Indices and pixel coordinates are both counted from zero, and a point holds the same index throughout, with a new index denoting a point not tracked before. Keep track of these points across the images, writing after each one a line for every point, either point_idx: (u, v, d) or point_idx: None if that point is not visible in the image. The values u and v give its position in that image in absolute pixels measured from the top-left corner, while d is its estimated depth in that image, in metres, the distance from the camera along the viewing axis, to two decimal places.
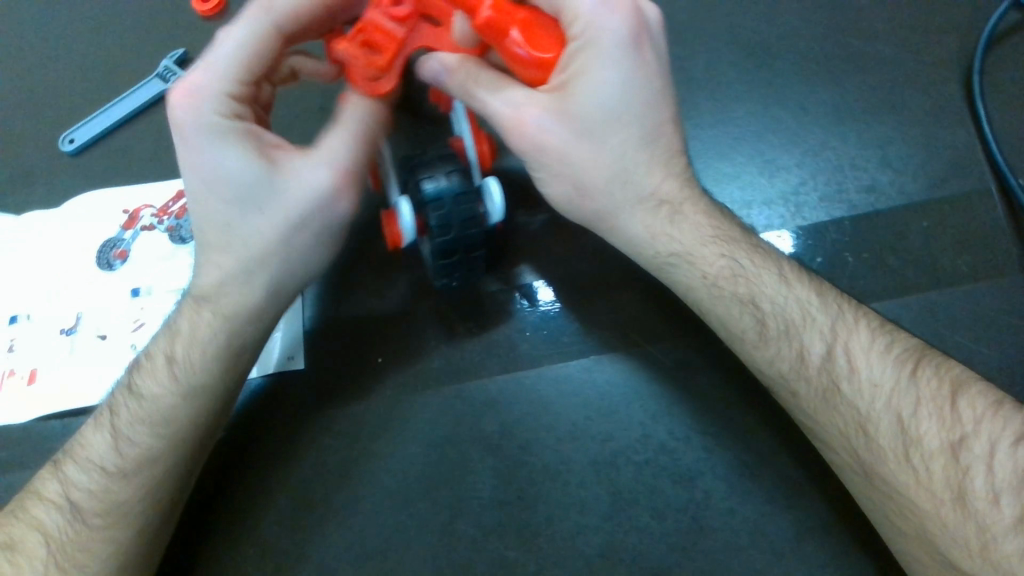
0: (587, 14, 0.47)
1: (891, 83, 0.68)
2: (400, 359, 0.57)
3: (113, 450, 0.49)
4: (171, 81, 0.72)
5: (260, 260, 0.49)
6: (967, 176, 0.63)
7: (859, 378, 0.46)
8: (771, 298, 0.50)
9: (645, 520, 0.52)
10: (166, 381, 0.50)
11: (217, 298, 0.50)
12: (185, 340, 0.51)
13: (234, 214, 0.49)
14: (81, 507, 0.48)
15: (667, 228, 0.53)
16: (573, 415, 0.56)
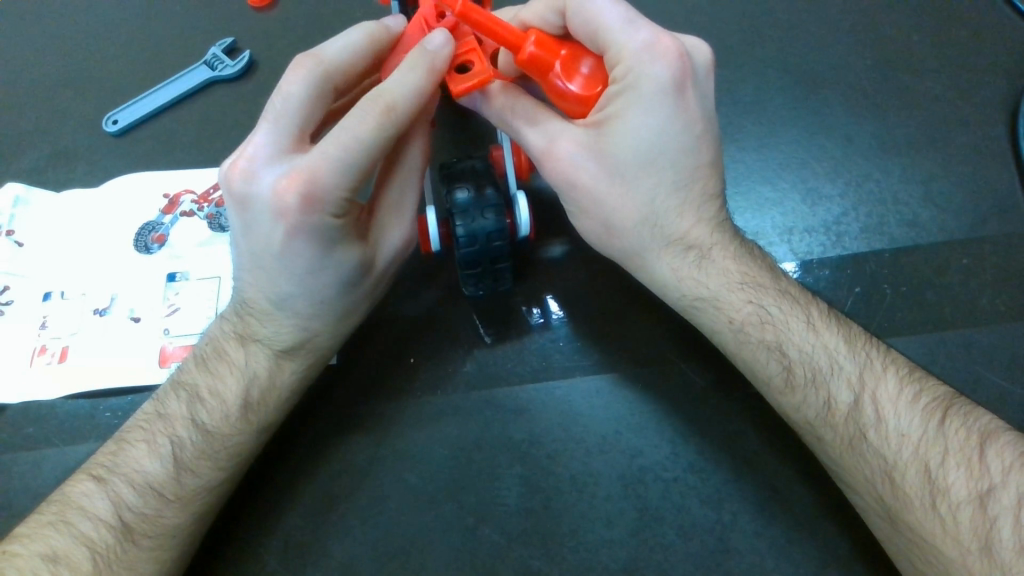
0: (629, 58, 0.47)
1: (940, 114, 0.65)
2: (431, 367, 0.58)
3: (173, 478, 0.48)
4: (218, 69, 0.74)
5: (340, 314, 0.53)
6: (1010, 214, 0.60)
7: (886, 427, 0.45)
8: (798, 346, 0.49)
9: (671, 538, 0.51)
10: (242, 425, 0.51)
11: (298, 353, 0.53)
12: (263, 391, 0.52)
13: (325, 283, 0.50)
14: (132, 527, 0.46)
15: (694, 271, 0.52)
16: (603, 427, 0.55)
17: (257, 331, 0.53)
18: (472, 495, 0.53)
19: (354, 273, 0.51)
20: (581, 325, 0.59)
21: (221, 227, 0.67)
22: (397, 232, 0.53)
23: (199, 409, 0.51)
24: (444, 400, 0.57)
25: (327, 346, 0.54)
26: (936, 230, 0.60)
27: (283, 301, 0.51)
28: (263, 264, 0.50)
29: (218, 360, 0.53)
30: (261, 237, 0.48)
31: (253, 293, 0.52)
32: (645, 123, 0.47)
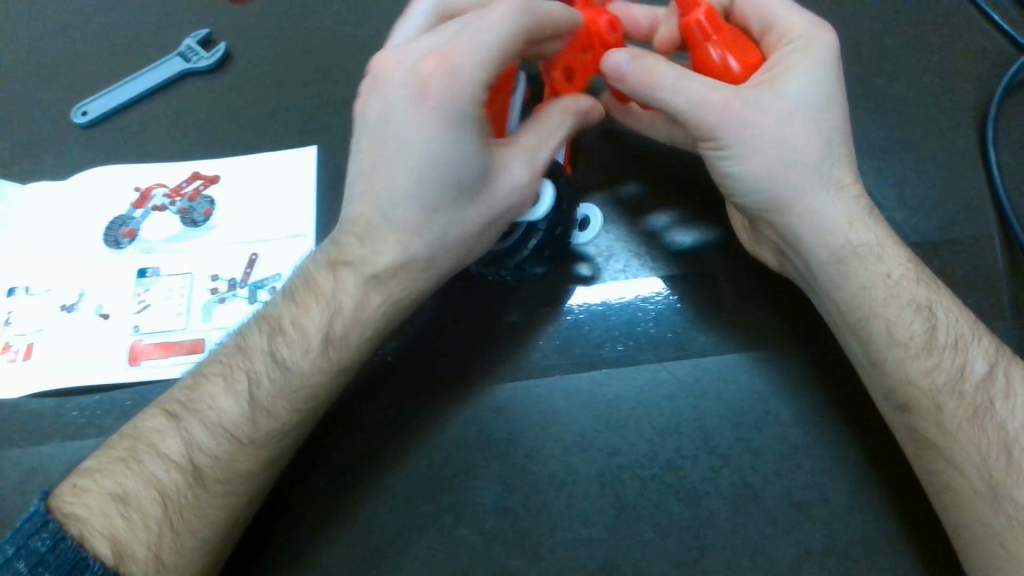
0: (805, 28, 0.53)
1: (914, 117, 0.66)
2: (430, 373, 0.58)
3: (248, 419, 0.49)
4: (193, 61, 0.72)
5: (447, 250, 0.52)
6: (979, 218, 0.61)
7: (1015, 404, 0.46)
8: (947, 311, 0.49)
9: (647, 536, 0.51)
10: (322, 360, 0.51)
11: (388, 283, 0.52)
12: (348, 322, 0.52)
13: (442, 193, 0.49)
14: (203, 472, 0.48)
15: (865, 220, 0.52)
16: (582, 425, 0.55)
17: (350, 256, 0.52)
18: (449, 494, 0.54)
19: (467, 194, 0.50)
20: (576, 321, 0.59)
21: (195, 222, 0.65)
22: (521, 158, 0.51)
23: (280, 343, 0.51)
24: (423, 398, 0.57)
25: (416, 281, 0.53)
26: (910, 233, 0.61)
27: (391, 217, 0.50)
28: (387, 172, 0.50)
29: (306, 292, 0.53)
30: (387, 140, 0.49)
31: (358, 213, 0.52)
32: (817, 71, 0.51)
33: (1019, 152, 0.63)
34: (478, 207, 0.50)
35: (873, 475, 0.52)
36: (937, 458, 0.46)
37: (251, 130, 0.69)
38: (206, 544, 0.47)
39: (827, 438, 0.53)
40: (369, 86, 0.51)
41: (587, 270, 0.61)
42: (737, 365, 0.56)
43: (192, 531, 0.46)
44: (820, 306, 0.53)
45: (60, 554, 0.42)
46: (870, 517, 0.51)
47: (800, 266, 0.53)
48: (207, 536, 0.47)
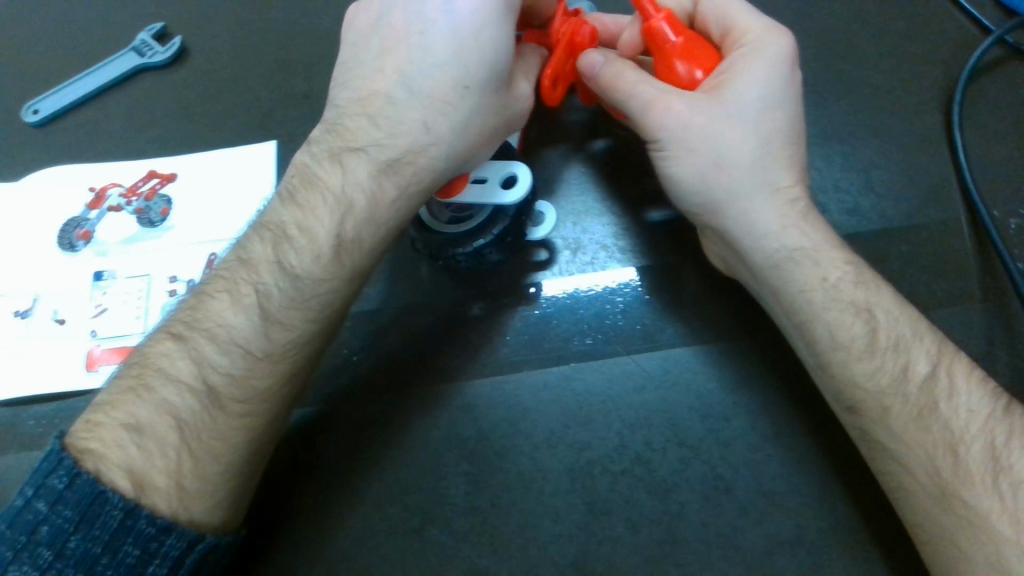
0: (756, 29, 0.52)
1: (880, 101, 0.65)
2: (384, 382, 0.56)
3: (261, 333, 0.47)
4: (146, 56, 0.70)
5: (467, 144, 0.50)
6: (944, 203, 0.61)
7: (958, 402, 0.46)
8: (886, 313, 0.49)
9: (618, 531, 0.51)
10: (333, 264, 0.49)
11: (402, 169, 0.50)
12: (361, 215, 0.50)
13: (475, 74, 0.48)
14: (219, 391, 0.46)
15: (800, 223, 0.51)
16: (551, 421, 0.55)
17: (364, 141, 0.50)
18: (419, 494, 0.53)
19: (494, 74, 0.49)
20: (543, 316, 0.58)
21: (152, 222, 0.64)
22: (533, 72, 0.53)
23: (288, 252, 0.49)
24: (386, 398, 0.56)
25: (429, 173, 0.50)
26: (876, 218, 0.61)
27: (412, 93, 0.49)
28: (420, 44, 0.49)
29: (311, 191, 0.50)
30: (429, 12, 0.49)
31: (371, 96, 0.51)
32: (763, 75, 0.50)
33: (986, 135, 0.63)
34: (500, 94, 0.50)
35: (844, 464, 0.52)
36: (890, 458, 0.47)
37: (210, 128, 0.68)
38: (230, 469, 0.45)
39: (797, 428, 0.53)
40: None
41: (544, 255, 0.60)
42: (706, 356, 0.56)
43: (214, 455, 0.44)
44: (773, 305, 0.52)
45: (77, 490, 0.40)
46: (840, 506, 0.51)
47: (748, 268, 0.53)
48: (231, 458, 0.45)
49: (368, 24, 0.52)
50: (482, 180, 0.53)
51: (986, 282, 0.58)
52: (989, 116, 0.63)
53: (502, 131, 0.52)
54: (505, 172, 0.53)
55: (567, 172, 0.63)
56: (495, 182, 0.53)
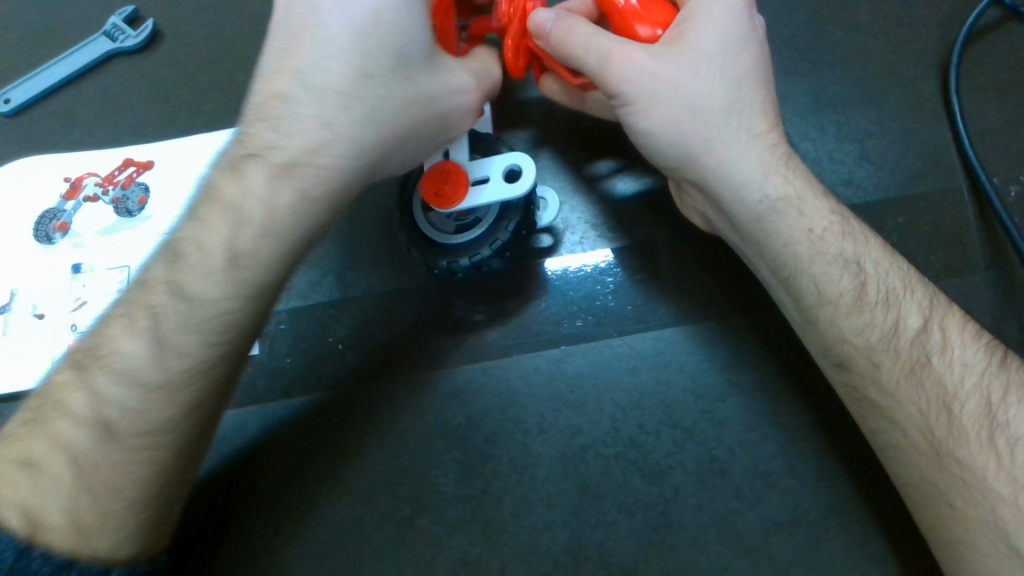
0: None
1: (876, 67, 0.63)
2: (371, 359, 0.56)
3: (154, 361, 0.44)
4: (120, 41, 0.68)
5: (373, 144, 0.45)
6: (942, 171, 0.59)
7: (951, 355, 0.46)
8: (874, 263, 0.48)
9: (613, 516, 0.50)
10: (228, 281, 0.44)
11: (299, 173, 0.44)
12: (256, 227, 0.44)
13: (377, 62, 0.43)
14: (115, 426, 0.44)
15: (781, 168, 0.50)
16: (542, 405, 0.53)
17: (259, 146, 0.45)
18: (409, 484, 0.52)
19: (399, 63, 0.43)
20: (537, 302, 0.56)
21: (129, 212, 0.62)
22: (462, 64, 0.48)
23: (183, 269, 0.45)
24: (375, 385, 0.55)
25: (335, 174, 0.45)
26: (872, 189, 0.59)
27: (308, 90, 0.44)
28: (318, 33, 0.43)
29: (208, 202, 0.46)
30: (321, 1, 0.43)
31: (269, 97, 0.45)
32: (723, 18, 0.49)
33: (985, 99, 0.60)
34: (414, 84, 0.44)
35: (842, 442, 0.51)
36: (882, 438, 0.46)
37: (186, 114, 0.66)
38: (132, 504, 0.44)
39: (793, 407, 0.52)
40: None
41: (547, 242, 0.58)
42: (698, 335, 0.54)
43: (112, 493, 0.43)
44: (762, 266, 0.52)
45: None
46: (839, 485, 0.50)
47: (736, 228, 0.52)
48: (132, 495, 0.44)
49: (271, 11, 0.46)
50: (481, 180, 0.50)
51: (984, 251, 0.57)
52: (988, 79, 0.61)
53: (416, 131, 0.46)
54: (504, 166, 0.50)
55: (547, 149, 0.61)
56: (496, 178, 0.50)
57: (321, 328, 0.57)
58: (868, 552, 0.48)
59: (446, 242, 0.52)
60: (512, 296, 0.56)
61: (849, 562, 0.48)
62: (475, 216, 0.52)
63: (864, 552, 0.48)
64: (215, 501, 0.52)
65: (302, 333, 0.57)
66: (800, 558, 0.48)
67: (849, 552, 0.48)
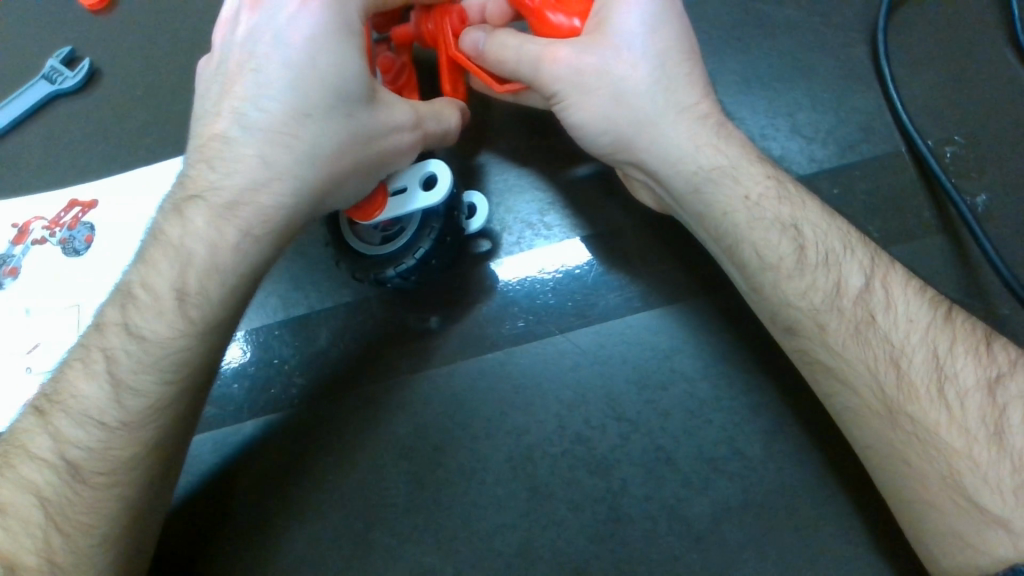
0: None
1: (804, 40, 0.62)
2: (321, 377, 0.55)
3: (114, 403, 0.44)
4: (59, 83, 0.68)
5: (311, 181, 0.45)
6: (877, 138, 0.58)
7: (895, 313, 0.43)
8: (812, 225, 0.47)
9: (563, 513, 0.50)
10: (181, 321, 0.45)
11: (238, 210, 0.45)
12: (201, 266, 0.45)
13: (315, 101, 0.44)
14: (79, 465, 0.43)
15: (712, 139, 0.49)
16: (487, 409, 0.53)
17: (201, 188, 0.46)
18: (361, 500, 0.52)
19: (338, 100, 0.44)
20: (479, 307, 0.56)
21: (77, 251, 0.63)
22: (405, 105, 0.48)
23: (133, 312, 0.45)
24: (324, 403, 0.55)
25: (277, 211, 0.46)
26: (806, 163, 0.58)
27: (248, 130, 0.45)
28: (255, 80, 0.45)
29: (156, 246, 0.46)
30: (263, 48, 0.45)
31: (210, 139, 0.47)
32: None
33: (913, 64, 0.60)
34: (354, 122, 0.45)
35: (786, 421, 0.51)
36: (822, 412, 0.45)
37: (126, 150, 0.67)
38: (104, 541, 0.43)
39: (735, 390, 0.52)
40: (249, 6, 0.47)
41: (486, 246, 0.57)
42: (639, 324, 0.54)
43: (82, 530, 0.42)
44: (705, 237, 0.50)
45: None
46: (784, 464, 0.50)
47: (680, 202, 0.50)
48: (106, 530, 0.43)
49: (213, 69, 0.49)
50: (400, 189, 0.51)
51: (922, 215, 0.56)
52: (915, 44, 0.61)
53: (356, 169, 0.46)
54: (421, 174, 0.51)
55: (480, 150, 0.60)
56: (415, 186, 0.51)
57: (268, 352, 0.57)
58: (819, 531, 0.48)
59: (377, 253, 0.53)
60: (453, 304, 0.56)
61: (800, 541, 0.48)
62: (400, 225, 0.54)
63: (816, 530, 0.48)
64: (182, 532, 0.52)
65: (250, 359, 0.57)
66: (750, 541, 0.48)
67: (799, 530, 0.48)
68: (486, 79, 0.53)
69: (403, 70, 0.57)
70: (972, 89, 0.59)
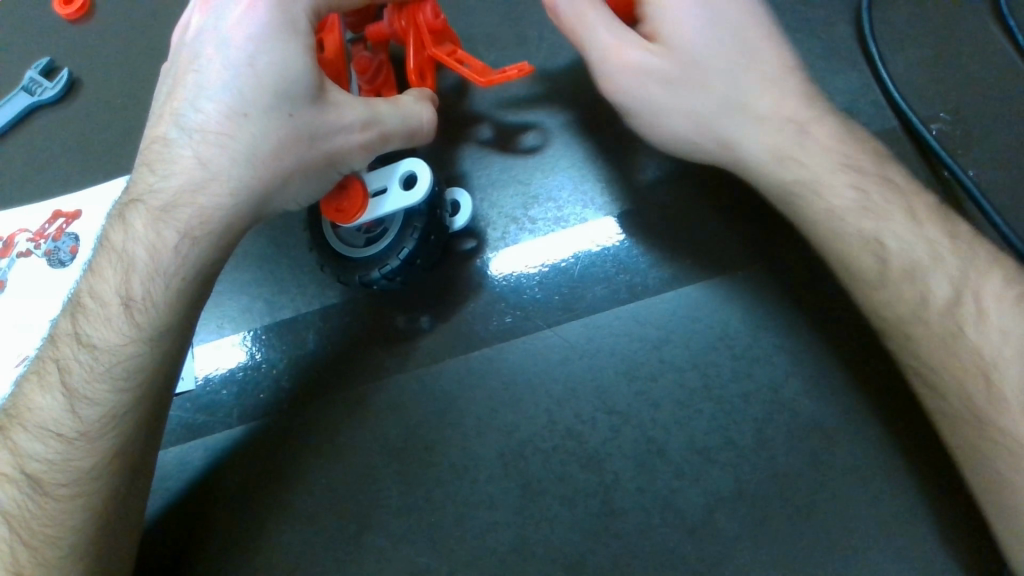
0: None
1: (786, 23, 0.62)
2: (357, 396, 0.54)
3: (68, 412, 0.45)
4: (39, 93, 0.68)
5: (253, 183, 0.44)
6: (862, 118, 0.58)
7: (989, 324, 0.41)
8: (898, 236, 0.44)
9: (556, 509, 0.50)
10: (128, 326, 0.45)
11: (176, 211, 0.45)
12: (143, 270, 0.45)
13: (252, 100, 0.43)
14: (39, 478, 0.44)
15: (796, 151, 0.47)
16: (479, 407, 0.53)
17: (142, 190, 0.46)
18: (353, 502, 0.52)
19: (279, 99, 0.43)
20: (467, 305, 0.55)
21: (62, 262, 0.63)
22: (359, 102, 0.46)
23: (82, 321, 0.46)
24: (314, 406, 0.54)
25: (217, 212, 0.45)
26: None
27: (185, 131, 0.45)
28: (196, 80, 0.45)
29: (103, 253, 0.47)
30: (205, 49, 0.44)
31: (153, 141, 0.46)
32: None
33: (897, 44, 0.59)
34: (295, 121, 0.43)
35: (778, 409, 0.50)
36: None
37: (108, 159, 0.66)
38: (73, 551, 0.44)
39: (724, 378, 0.52)
40: (199, 6, 0.47)
41: (472, 244, 0.57)
42: (626, 315, 0.54)
43: (49, 542, 0.43)
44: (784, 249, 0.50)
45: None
46: (777, 450, 0.49)
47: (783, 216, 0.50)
48: (74, 541, 0.44)
49: (168, 71, 0.49)
50: (381, 190, 0.50)
51: None
52: (899, 23, 0.60)
53: (302, 168, 0.45)
54: (400, 174, 0.50)
55: (462, 146, 0.60)
56: (395, 185, 0.50)
57: (258, 357, 0.56)
58: (813, 517, 0.48)
59: (366, 254, 0.53)
60: (440, 304, 0.55)
61: (795, 528, 0.48)
62: (383, 226, 0.53)
63: (810, 517, 0.48)
64: (174, 540, 0.52)
65: (238, 365, 0.57)
66: (744, 531, 0.48)
67: (794, 516, 0.48)
68: (467, 74, 0.51)
69: (381, 69, 0.56)
70: (960, 67, 0.58)
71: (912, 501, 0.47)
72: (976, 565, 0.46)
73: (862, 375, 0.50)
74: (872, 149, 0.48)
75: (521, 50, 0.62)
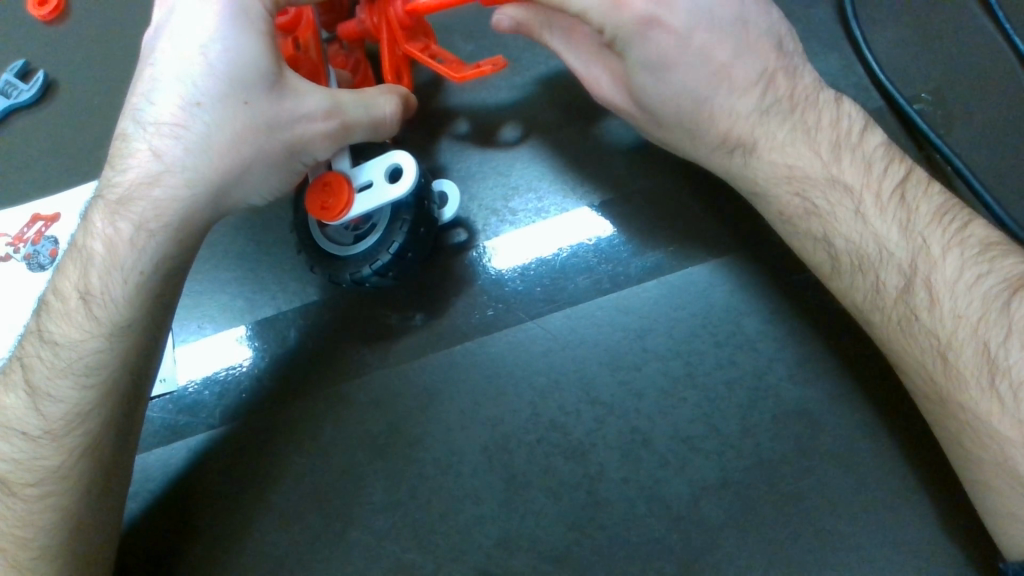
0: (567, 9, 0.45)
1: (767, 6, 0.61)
2: (334, 392, 0.54)
3: (34, 412, 0.46)
4: (15, 95, 0.67)
5: (209, 174, 0.44)
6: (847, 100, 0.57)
7: (941, 311, 0.41)
8: (844, 234, 0.44)
9: (541, 502, 0.50)
10: (87, 321, 0.45)
11: (131, 205, 0.45)
12: (100, 264, 0.45)
13: (206, 90, 0.43)
14: (8, 480, 0.45)
15: (743, 168, 0.48)
16: (461, 401, 0.52)
17: (104, 186, 0.46)
18: (336, 500, 0.52)
19: (232, 88, 0.42)
20: (456, 303, 0.55)
21: (42, 265, 0.62)
22: (321, 90, 0.45)
23: (46, 319, 0.47)
24: (297, 403, 0.54)
25: (171, 204, 0.44)
26: None
27: (141, 125, 0.45)
28: (150, 74, 0.45)
29: (68, 253, 0.48)
30: (160, 42, 0.44)
31: (115, 137, 0.46)
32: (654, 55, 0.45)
33: (881, 26, 0.59)
34: (251, 109, 0.43)
35: (763, 394, 0.50)
36: None
37: (87, 160, 0.66)
38: (44, 552, 0.44)
39: (709, 365, 0.51)
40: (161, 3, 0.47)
41: (463, 236, 0.56)
42: (609, 305, 0.53)
43: (20, 544, 0.44)
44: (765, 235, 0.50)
45: None
46: (763, 437, 0.49)
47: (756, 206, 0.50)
48: (45, 540, 0.44)
49: None
50: (366, 185, 0.49)
51: None
52: (883, 5, 0.59)
53: (261, 156, 0.44)
54: (384, 168, 0.49)
55: (441, 139, 0.59)
56: (381, 179, 0.49)
57: (248, 356, 0.56)
58: (800, 504, 0.47)
59: (355, 251, 0.52)
60: (426, 302, 0.55)
61: (781, 516, 0.47)
62: (371, 222, 0.53)
63: (798, 504, 0.47)
64: (158, 539, 0.52)
65: (225, 367, 0.56)
66: (730, 519, 0.48)
67: (780, 502, 0.48)
68: (440, 68, 0.50)
69: (359, 66, 0.56)
70: (944, 49, 0.58)
71: (898, 484, 0.47)
72: (966, 548, 0.45)
73: (847, 360, 0.50)
74: (832, 126, 0.47)
75: (499, 40, 0.61)
